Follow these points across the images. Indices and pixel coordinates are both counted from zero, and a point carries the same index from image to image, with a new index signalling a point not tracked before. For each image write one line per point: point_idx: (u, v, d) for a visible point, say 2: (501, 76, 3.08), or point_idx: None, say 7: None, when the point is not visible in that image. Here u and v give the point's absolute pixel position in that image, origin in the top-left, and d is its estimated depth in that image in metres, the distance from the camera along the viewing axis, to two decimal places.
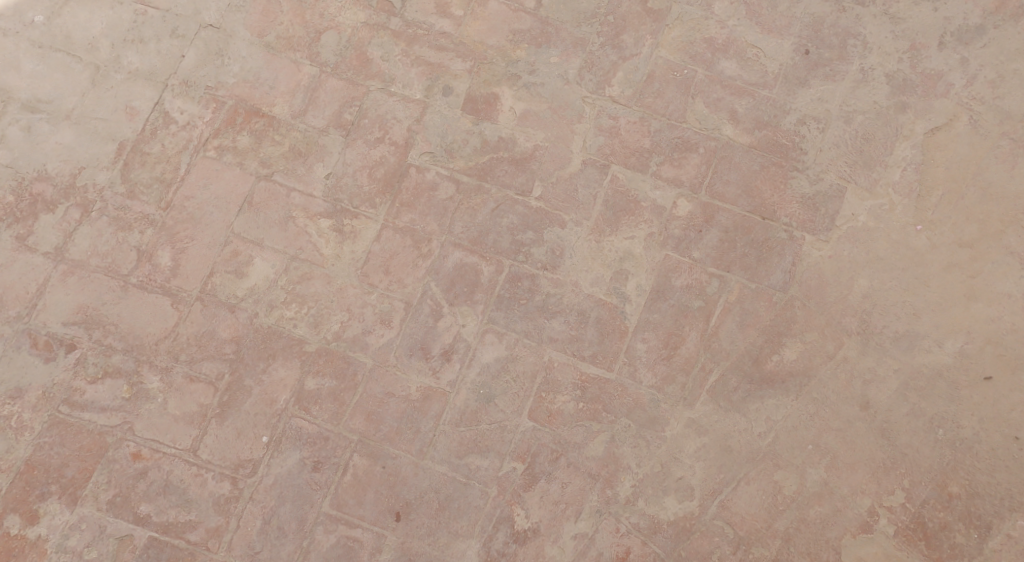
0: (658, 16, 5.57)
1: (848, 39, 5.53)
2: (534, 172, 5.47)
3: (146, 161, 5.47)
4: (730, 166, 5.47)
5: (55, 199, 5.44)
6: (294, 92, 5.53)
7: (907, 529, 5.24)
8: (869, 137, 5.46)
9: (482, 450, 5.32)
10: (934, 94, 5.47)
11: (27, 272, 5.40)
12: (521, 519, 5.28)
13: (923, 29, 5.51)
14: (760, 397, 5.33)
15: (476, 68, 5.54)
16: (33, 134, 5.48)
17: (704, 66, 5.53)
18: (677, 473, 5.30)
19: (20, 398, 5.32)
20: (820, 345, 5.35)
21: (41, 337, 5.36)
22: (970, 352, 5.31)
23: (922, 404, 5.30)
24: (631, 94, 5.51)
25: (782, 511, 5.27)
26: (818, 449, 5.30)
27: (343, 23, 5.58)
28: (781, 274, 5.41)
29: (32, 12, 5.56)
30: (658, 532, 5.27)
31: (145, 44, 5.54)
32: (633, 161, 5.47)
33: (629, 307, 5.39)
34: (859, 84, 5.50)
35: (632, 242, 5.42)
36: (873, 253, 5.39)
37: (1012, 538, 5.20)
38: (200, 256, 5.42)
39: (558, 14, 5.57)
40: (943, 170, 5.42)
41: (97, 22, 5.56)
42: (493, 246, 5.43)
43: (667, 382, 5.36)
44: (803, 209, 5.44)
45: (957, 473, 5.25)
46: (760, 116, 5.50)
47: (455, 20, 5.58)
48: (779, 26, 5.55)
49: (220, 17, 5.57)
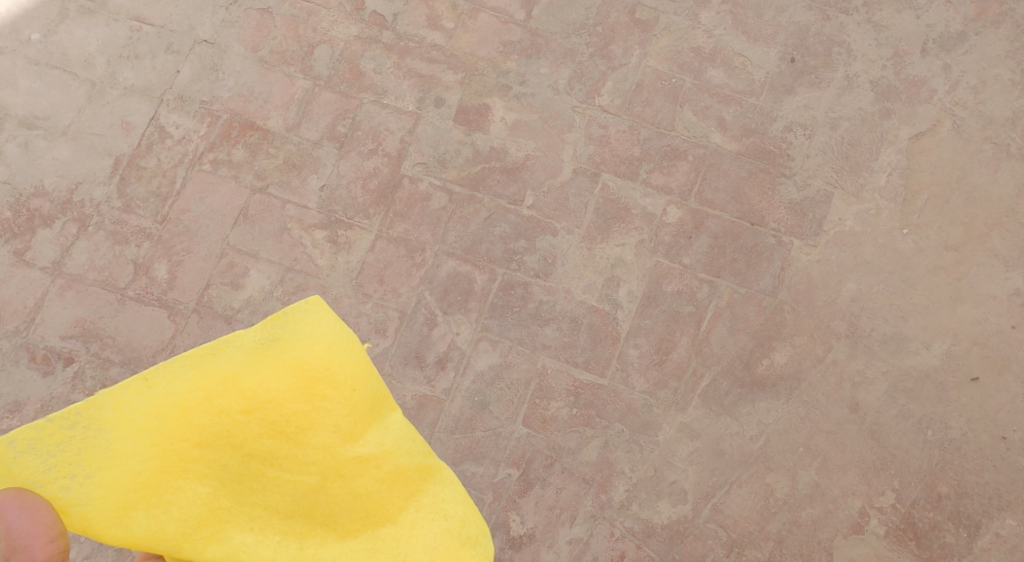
0: (646, 26, 5.66)
1: (833, 47, 5.62)
2: (526, 181, 5.54)
3: (142, 176, 5.54)
4: (718, 173, 5.55)
5: (52, 214, 5.50)
6: (288, 106, 5.60)
7: (897, 529, 5.32)
8: (855, 143, 5.55)
9: (477, 458, 5.38)
10: (918, 99, 5.56)
11: (25, 286, 5.46)
12: (516, 525, 5.33)
13: (906, 36, 5.61)
14: (752, 401, 5.40)
15: (466, 80, 5.62)
16: (30, 150, 5.54)
17: (692, 75, 5.62)
18: (670, 477, 5.36)
19: (18, 412, 5.37)
20: (810, 349, 5.43)
21: (39, 351, 5.41)
22: (956, 354, 5.42)
23: (911, 406, 5.39)
24: (620, 103, 5.60)
25: (774, 513, 5.34)
26: (809, 451, 5.37)
27: (336, 37, 5.66)
28: (770, 278, 5.48)
29: (29, 30, 5.63)
30: (652, 536, 5.33)
31: (140, 60, 5.62)
32: (623, 169, 5.55)
33: (622, 313, 5.47)
34: (844, 91, 5.59)
35: (623, 250, 5.50)
36: (860, 257, 5.48)
37: (1001, 536, 5.31)
38: (196, 269, 5.49)
39: (548, 25, 5.65)
40: (928, 175, 5.52)
41: (92, 39, 5.63)
42: (486, 255, 5.50)
43: (660, 387, 5.42)
44: (791, 214, 5.51)
45: (946, 473, 5.35)
46: (747, 124, 5.58)
47: (446, 33, 5.66)
48: (765, 35, 5.64)
49: (214, 33, 5.65)
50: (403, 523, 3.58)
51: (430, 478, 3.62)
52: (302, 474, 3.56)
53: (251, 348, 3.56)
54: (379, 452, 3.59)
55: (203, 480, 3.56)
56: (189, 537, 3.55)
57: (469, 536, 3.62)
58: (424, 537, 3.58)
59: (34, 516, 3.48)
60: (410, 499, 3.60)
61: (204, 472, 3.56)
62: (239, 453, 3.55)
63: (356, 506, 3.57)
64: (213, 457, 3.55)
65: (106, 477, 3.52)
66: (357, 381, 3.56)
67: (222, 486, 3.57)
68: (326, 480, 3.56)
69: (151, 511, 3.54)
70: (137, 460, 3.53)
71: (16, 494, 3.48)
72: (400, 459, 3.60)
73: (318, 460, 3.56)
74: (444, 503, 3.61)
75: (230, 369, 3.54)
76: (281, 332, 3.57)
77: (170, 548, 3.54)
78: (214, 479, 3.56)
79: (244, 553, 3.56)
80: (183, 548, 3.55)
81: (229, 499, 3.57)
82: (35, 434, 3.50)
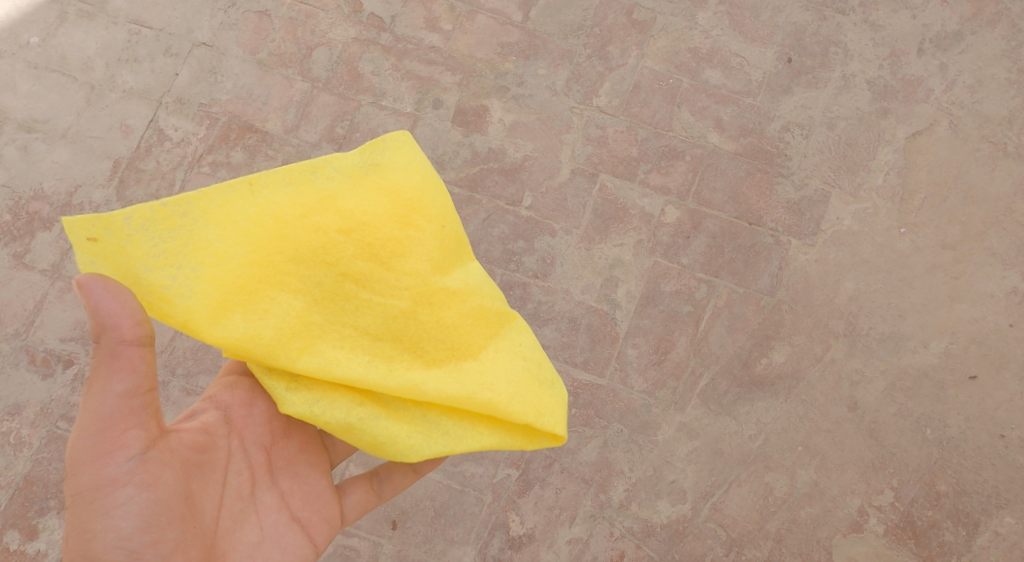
0: (643, 27, 5.68)
1: (830, 47, 5.64)
2: (524, 182, 5.54)
3: (141, 178, 5.55)
4: (716, 173, 5.56)
5: (52, 216, 5.51)
6: (287, 108, 5.61)
7: (896, 528, 5.34)
8: (852, 143, 5.57)
9: (476, 458, 5.38)
10: (915, 99, 5.59)
11: (25, 289, 5.47)
12: (516, 525, 5.34)
13: (903, 36, 5.64)
14: (750, 400, 5.42)
15: (464, 81, 5.63)
16: (30, 153, 5.55)
17: (689, 75, 5.63)
18: (670, 477, 5.38)
19: (18, 414, 5.38)
20: (808, 348, 5.45)
21: (39, 353, 5.42)
22: (954, 352, 5.44)
23: (909, 404, 5.41)
24: (618, 104, 5.61)
25: (773, 512, 5.35)
26: (807, 450, 5.39)
27: (334, 39, 5.68)
28: (768, 278, 5.49)
29: (28, 33, 5.64)
30: (652, 535, 5.34)
31: (139, 63, 5.63)
32: (621, 170, 5.56)
33: (620, 314, 5.47)
34: (842, 91, 5.61)
35: (621, 250, 5.51)
36: (858, 256, 5.50)
37: (999, 534, 5.33)
38: None
39: (545, 27, 5.67)
40: (925, 174, 5.54)
41: (91, 43, 5.65)
42: (484, 255, 5.48)
43: (659, 387, 5.43)
44: (789, 214, 5.53)
45: (944, 472, 5.36)
46: (745, 124, 5.60)
47: (444, 34, 5.68)
48: (762, 35, 5.66)
49: (213, 35, 5.66)
50: (483, 358, 4.21)
51: (508, 323, 4.26)
52: (394, 298, 4.16)
53: (351, 171, 4.18)
54: (465, 289, 4.21)
55: (301, 293, 4.13)
56: (285, 344, 4.11)
57: (545, 379, 4.24)
58: (501, 371, 4.19)
59: (117, 297, 4.04)
60: (489, 337, 4.23)
61: (300, 286, 4.13)
62: (335, 270, 4.14)
63: (442, 336, 4.18)
64: (310, 272, 4.14)
65: (212, 273, 4.07)
66: (445, 220, 4.22)
67: (317, 300, 4.14)
68: (416, 305, 4.17)
69: (250, 314, 4.10)
70: (241, 261, 4.10)
71: (101, 279, 4.02)
72: (483, 300, 4.23)
73: (410, 285, 4.17)
74: (522, 346, 4.25)
75: (330, 190, 4.16)
76: (379, 158, 4.21)
77: (265, 349, 4.10)
78: (309, 293, 4.14)
79: (335, 365, 4.12)
80: (280, 352, 4.10)
81: (323, 312, 4.14)
82: (148, 216, 4.04)
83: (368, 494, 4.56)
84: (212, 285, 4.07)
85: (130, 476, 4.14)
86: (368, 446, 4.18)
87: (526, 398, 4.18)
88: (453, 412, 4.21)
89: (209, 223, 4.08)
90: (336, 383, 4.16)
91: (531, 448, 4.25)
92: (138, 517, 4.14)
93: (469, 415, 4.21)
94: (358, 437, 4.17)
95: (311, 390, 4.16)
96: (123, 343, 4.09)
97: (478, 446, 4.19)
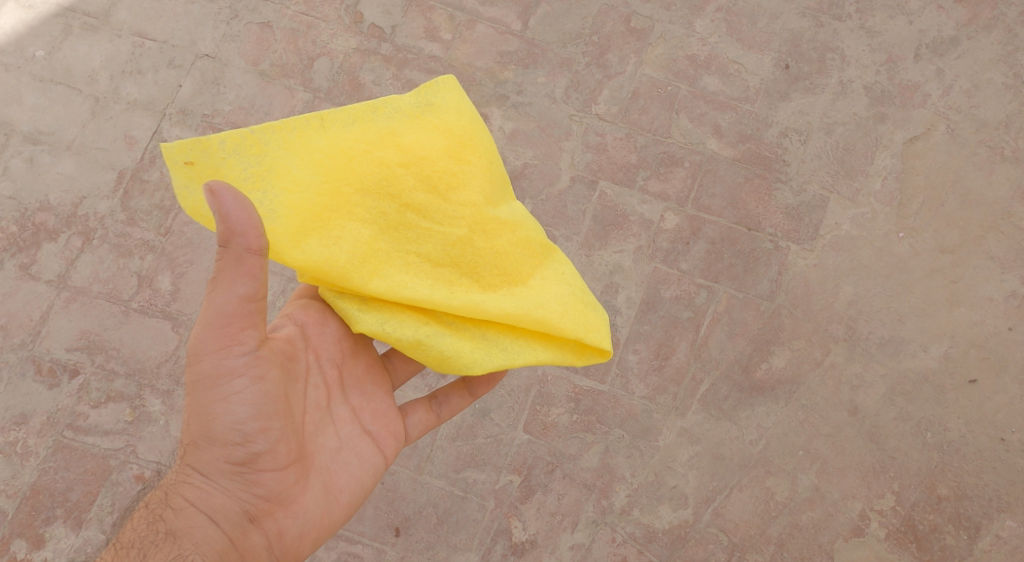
0: (641, 35, 5.72)
1: (827, 53, 5.68)
2: (524, 190, 5.58)
3: (145, 189, 5.60)
4: (715, 179, 5.59)
5: (57, 227, 5.56)
6: (288, 118, 5.66)
7: (897, 532, 5.34)
8: (850, 148, 5.60)
9: (478, 464, 5.40)
10: (912, 104, 5.63)
11: (31, 299, 5.51)
12: (518, 531, 5.36)
13: (899, 42, 5.68)
14: (751, 405, 5.43)
15: (465, 90, 5.68)
16: (35, 165, 5.61)
17: (687, 82, 5.67)
18: (671, 482, 5.39)
19: (25, 424, 5.42)
20: (808, 353, 5.46)
21: (45, 363, 5.46)
22: (954, 356, 5.45)
23: (910, 408, 5.42)
24: (617, 112, 5.65)
25: (775, 517, 5.36)
26: (808, 454, 5.40)
27: (335, 49, 5.73)
28: (767, 283, 5.51)
29: (34, 47, 5.71)
30: (654, 541, 5.36)
31: (143, 75, 5.69)
32: (620, 177, 5.60)
33: (620, 320, 5.49)
34: (839, 96, 5.65)
35: (621, 256, 5.53)
36: (857, 261, 5.53)
37: (1001, 538, 5.33)
38: (199, 280, 5.53)
39: (544, 36, 5.72)
40: (923, 178, 5.57)
41: (96, 55, 5.71)
42: None
43: (660, 393, 5.45)
44: (788, 219, 5.56)
45: (945, 475, 5.37)
46: (743, 130, 5.63)
47: (444, 44, 5.73)
48: (759, 42, 5.70)
49: (216, 47, 5.72)
50: (532, 285, 4.22)
51: (555, 253, 4.29)
52: (452, 226, 4.20)
53: (408, 112, 4.20)
54: (514, 220, 4.24)
55: (368, 222, 4.17)
56: (356, 268, 4.16)
57: (587, 303, 4.27)
58: (551, 294, 4.22)
59: (244, 209, 4.04)
60: (539, 263, 4.25)
61: (368, 216, 4.17)
62: (397, 200, 4.18)
63: (500, 259, 4.21)
64: (375, 203, 4.17)
65: (291, 202, 4.11)
66: (492, 156, 4.26)
67: (383, 229, 4.18)
68: (472, 232, 4.21)
69: (325, 239, 4.14)
70: (317, 188, 4.13)
71: (227, 189, 4.03)
72: (532, 231, 4.26)
73: (465, 214, 4.20)
74: (568, 271, 4.28)
75: (389, 128, 4.18)
76: (433, 99, 4.23)
77: (340, 273, 4.15)
78: (375, 222, 4.18)
79: (403, 287, 4.17)
80: (352, 276, 4.15)
81: (389, 238, 4.19)
82: (239, 142, 4.07)
83: (429, 415, 4.56)
84: (294, 208, 4.12)
85: (246, 368, 4.22)
86: (436, 361, 4.22)
87: (575, 316, 4.21)
88: (509, 329, 4.24)
89: (286, 152, 4.11)
90: (402, 303, 4.20)
91: (582, 364, 4.28)
92: (251, 405, 4.23)
93: (527, 333, 4.24)
94: (423, 353, 4.21)
95: (380, 310, 4.20)
96: (248, 250, 4.09)
97: (535, 360, 4.21)
